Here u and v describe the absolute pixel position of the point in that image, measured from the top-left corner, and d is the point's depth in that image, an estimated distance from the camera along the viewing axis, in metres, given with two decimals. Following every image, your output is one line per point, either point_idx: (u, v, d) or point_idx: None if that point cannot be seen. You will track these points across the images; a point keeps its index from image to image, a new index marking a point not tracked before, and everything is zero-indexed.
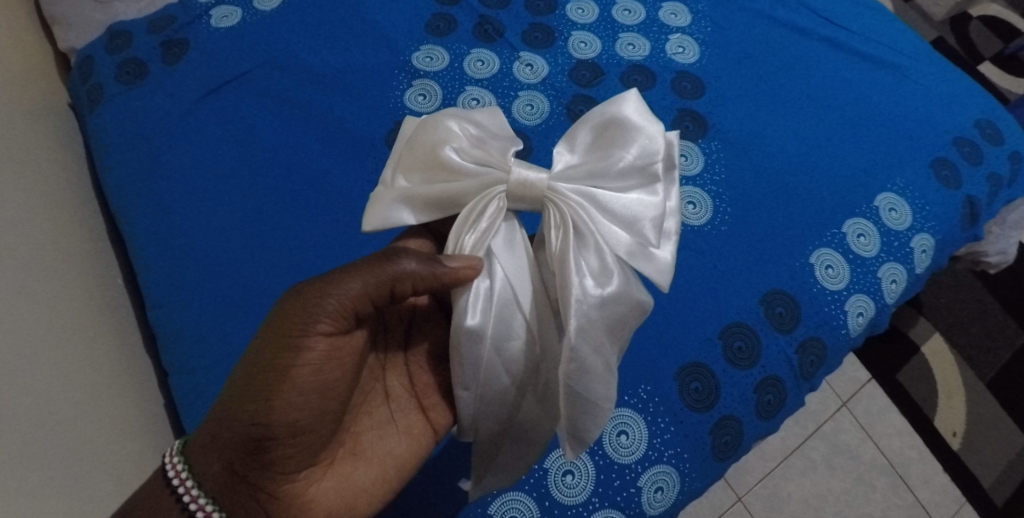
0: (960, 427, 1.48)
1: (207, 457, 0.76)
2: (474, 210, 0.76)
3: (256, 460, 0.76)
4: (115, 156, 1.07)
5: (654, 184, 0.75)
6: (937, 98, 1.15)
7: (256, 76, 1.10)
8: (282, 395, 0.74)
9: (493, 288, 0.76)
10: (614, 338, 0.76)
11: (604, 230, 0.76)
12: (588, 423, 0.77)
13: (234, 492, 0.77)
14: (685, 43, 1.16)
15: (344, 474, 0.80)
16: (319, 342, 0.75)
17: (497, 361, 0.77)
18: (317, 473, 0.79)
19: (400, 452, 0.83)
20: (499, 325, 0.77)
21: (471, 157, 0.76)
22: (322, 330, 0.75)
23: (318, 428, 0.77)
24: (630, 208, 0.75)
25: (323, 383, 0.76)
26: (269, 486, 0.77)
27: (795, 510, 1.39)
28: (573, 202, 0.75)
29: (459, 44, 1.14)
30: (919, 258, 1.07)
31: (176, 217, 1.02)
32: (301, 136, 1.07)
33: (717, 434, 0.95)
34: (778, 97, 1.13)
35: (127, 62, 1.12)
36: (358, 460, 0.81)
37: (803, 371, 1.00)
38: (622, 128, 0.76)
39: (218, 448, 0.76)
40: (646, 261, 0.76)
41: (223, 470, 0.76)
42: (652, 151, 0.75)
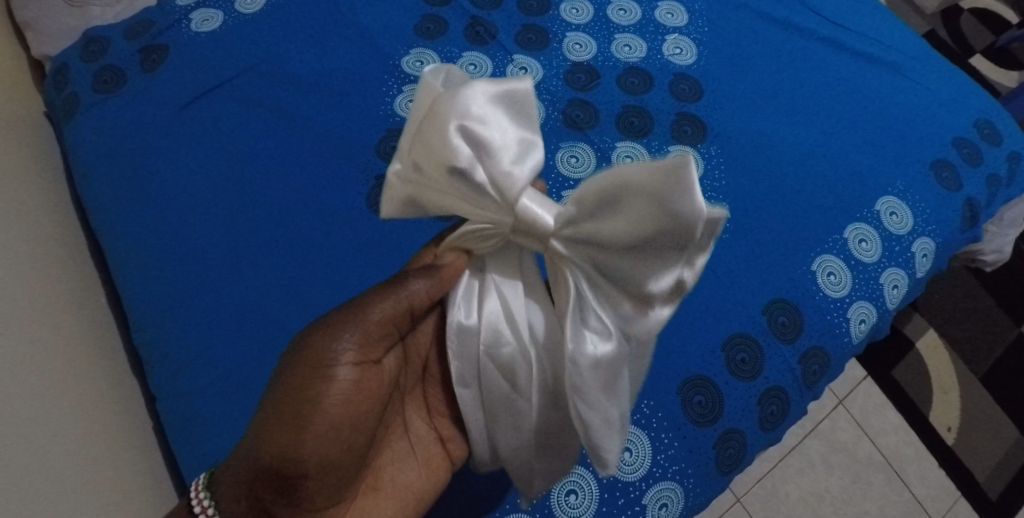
0: (954, 422, 1.48)
1: (234, 494, 0.73)
2: (478, 230, 0.70)
3: (285, 495, 0.73)
4: (94, 168, 1.03)
5: (676, 264, 0.62)
6: (935, 100, 1.14)
7: (241, 82, 1.06)
8: (311, 428, 0.71)
9: (495, 311, 0.74)
10: (613, 392, 0.71)
11: (610, 299, 0.68)
12: (606, 443, 0.71)
13: None
14: (681, 43, 1.14)
15: (366, 507, 0.79)
16: (348, 372, 0.73)
17: (494, 368, 0.74)
18: (342, 507, 0.78)
19: (418, 484, 0.82)
20: (495, 334, 0.73)
21: (486, 179, 0.65)
22: (349, 359, 0.73)
23: (345, 462, 0.74)
24: (644, 284, 0.64)
25: (353, 415, 0.74)
26: None
27: (793, 509, 1.39)
28: (576, 265, 0.68)
29: (451, 47, 1.10)
30: (920, 262, 1.06)
31: (160, 234, 0.98)
32: (289, 145, 1.03)
33: (721, 447, 0.93)
34: (778, 100, 1.11)
35: (103, 70, 1.07)
36: (379, 494, 0.80)
37: (806, 380, 0.98)
38: (645, 194, 0.61)
39: (244, 484, 0.73)
40: (644, 325, 0.67)
41: (250, 509, 0.74)
42: (678, 225, 0.60)
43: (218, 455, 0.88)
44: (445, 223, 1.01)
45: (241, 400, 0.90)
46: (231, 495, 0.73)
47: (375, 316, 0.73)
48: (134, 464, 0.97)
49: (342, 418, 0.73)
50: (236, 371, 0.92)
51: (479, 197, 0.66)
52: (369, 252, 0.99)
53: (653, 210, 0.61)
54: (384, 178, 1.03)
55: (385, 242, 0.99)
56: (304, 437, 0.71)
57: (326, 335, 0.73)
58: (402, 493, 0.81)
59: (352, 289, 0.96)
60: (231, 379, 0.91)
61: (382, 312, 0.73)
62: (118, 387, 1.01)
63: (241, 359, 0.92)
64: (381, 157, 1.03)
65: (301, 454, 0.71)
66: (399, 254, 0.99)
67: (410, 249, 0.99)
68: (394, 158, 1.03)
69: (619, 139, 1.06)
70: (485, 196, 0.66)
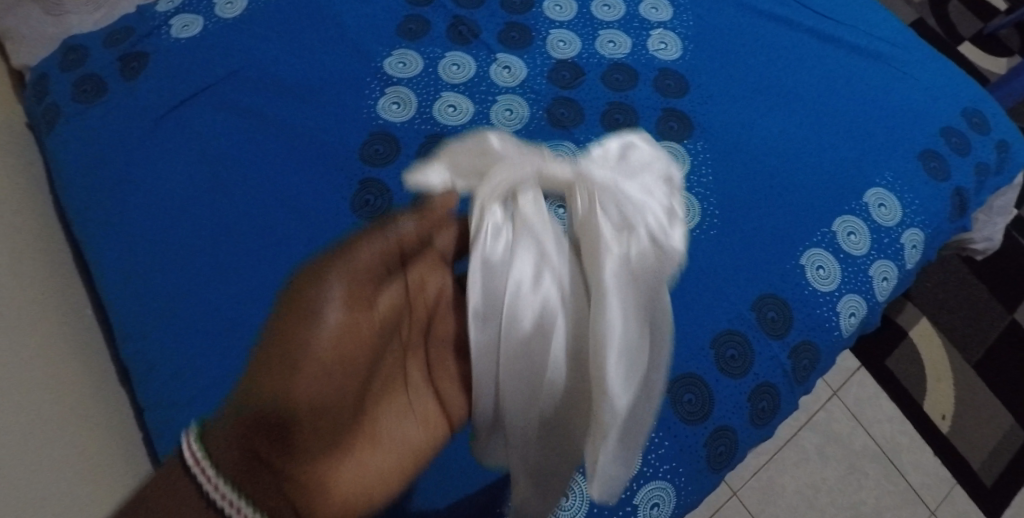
0: (948, 410, 1.48)
1: (226, 439, 0.66)
2: (505, 180, 0.75)
3: (278, 443, 0.66)
4: (77, 178, 1.02)
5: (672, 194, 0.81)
6: (922, 89, 1.13)
7: (223, 88, 1.05)
8: (302, 373, 0.66)
9: (529, 236, 0.75)
10: (645, 288, 0.75)
11: (627, 217, 0.76)
12: (635, 376, 0.72)
13: (254, 479, 0.66)
14: (666, 38, 1.13)
15: (363, 461, 0.72)
16: (345, 311, 0.69)
17: (525, 296, 0.74)
18: (338, 459, 0.71)
19: (416, 441, 0.77)
20: (527, 264, 0.75)
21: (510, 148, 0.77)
22: (337, 298, 0.69)
23: (342, 401, 0.70)
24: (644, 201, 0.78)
25: (344, 355, 0.69)
26: (290, 470, 0.68)
27: (789, 501, 1.39)
28: (597, 185, 0.77)
29: (433, 47, 1.09)
30: (910, 253, 1.06)
31: (144, 244, 0.98)
32: (272, 151, 1.03)
33: (713, 445, 0.93)
34: (765, 93, 1.11)
35: (84, 80, 1.07)
36: (375, 447, 0.74)
37: (796, 376, 0.98)
38: (636, 152, 0.81)
39: (237, 429, 0.66)
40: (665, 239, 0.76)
41: (244, 457, 0.66)
42: (667, 173, 0.82)
43: None
44: None
45: None
46: (226, 452, 0.66)
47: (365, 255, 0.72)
48: (125, 474, 0.97)
49: (344, 358, 0.69)
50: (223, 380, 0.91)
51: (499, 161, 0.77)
52: None
53: (648, 155, 0.82)
54: (370, 183, 1.01)
55: None
56: (296, 378, 0.66)
57: (324, 274, 0.69)
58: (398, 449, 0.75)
59: None
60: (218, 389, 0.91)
61: (372, 249, 0.73)
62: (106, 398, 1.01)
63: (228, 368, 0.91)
64: (364, 161, 1.02)
65: (294, 397, 0.66)
66: None
67: None
68: (379, 162, 1.02)
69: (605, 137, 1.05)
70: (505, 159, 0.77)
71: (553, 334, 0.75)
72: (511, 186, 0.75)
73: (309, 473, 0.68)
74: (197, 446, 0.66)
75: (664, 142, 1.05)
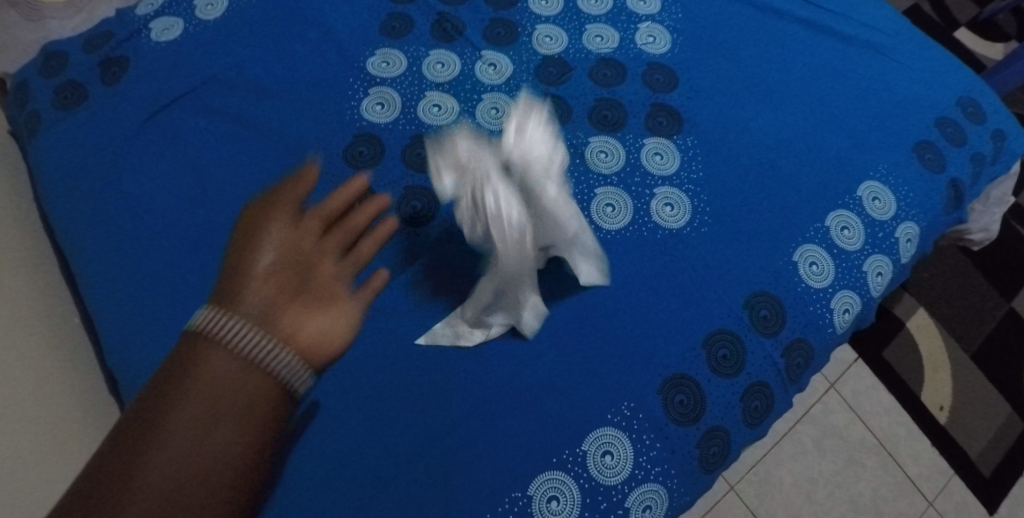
0: (946, 400, 1.47)
1: (192, 352, 0.67)
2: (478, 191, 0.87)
3: (204, 344, 0.67)
4: (59, 186, 1.00)
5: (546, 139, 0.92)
6: (916, 78, 1.11)
7: (205, 92, 1.04)
8: (244, 281, 0.70)
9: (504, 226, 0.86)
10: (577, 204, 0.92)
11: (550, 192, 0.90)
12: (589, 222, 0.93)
13: (191, 364, 0.66)
14: (655, 31, 1.11)
15: (309, 314, 0.70)
16: (277, 253, 0.72)
17: (510, 246, 0.86)
18: (289, 320, 0.69)
19: (356, 305, 0.74)
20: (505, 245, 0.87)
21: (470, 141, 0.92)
22: (269, 244, 0.73)
23: (269, 279, 0.70)
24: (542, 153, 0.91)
25: (288, 248, 0.73)
26: (223, 360, 0.66)
27: (786, 495, 1.38)
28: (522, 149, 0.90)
29: (417, 45, 1.07)
30: (904, 248, 1.04)
31: (127, 252, 0.96)
32: (255, 155, 1.01)
33: (705, 446, 0.92)
34: (755, 85, 1.09)
35: (64, 85, 1.05)
36: (325, 306, 0.72)
37: (789, 374, 0.97)
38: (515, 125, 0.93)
39: (180, 360, 0.67)
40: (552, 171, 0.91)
41: (191, 366, 0.66)
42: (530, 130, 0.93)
43: None
44: (416, 228, 0.97)
45: None
46: (238, 311, 0.68)
47: (296, 191, 0.77)
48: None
49: (298, 265, 0.73)
50: None
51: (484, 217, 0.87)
52: None
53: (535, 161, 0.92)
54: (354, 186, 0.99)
55: None
56: (241, 287, 0.70)
57: (264, 220, 0.74)
58: (350, 314, 0.73)
59: None
60: None
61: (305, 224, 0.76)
62: (95, 408, 0.99)
63: None
64: (349, 163, 1.00)
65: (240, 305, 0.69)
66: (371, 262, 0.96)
67: (382, 258, 0.96)
68: (362, 164, 1.00)
69: (593, 134, 1.03)
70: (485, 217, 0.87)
71: (528, 229, 0.87)
72: (485, 203, 0.86)
73: (237, 362, 0.66)
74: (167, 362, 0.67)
75: (653, 138, 1.03)
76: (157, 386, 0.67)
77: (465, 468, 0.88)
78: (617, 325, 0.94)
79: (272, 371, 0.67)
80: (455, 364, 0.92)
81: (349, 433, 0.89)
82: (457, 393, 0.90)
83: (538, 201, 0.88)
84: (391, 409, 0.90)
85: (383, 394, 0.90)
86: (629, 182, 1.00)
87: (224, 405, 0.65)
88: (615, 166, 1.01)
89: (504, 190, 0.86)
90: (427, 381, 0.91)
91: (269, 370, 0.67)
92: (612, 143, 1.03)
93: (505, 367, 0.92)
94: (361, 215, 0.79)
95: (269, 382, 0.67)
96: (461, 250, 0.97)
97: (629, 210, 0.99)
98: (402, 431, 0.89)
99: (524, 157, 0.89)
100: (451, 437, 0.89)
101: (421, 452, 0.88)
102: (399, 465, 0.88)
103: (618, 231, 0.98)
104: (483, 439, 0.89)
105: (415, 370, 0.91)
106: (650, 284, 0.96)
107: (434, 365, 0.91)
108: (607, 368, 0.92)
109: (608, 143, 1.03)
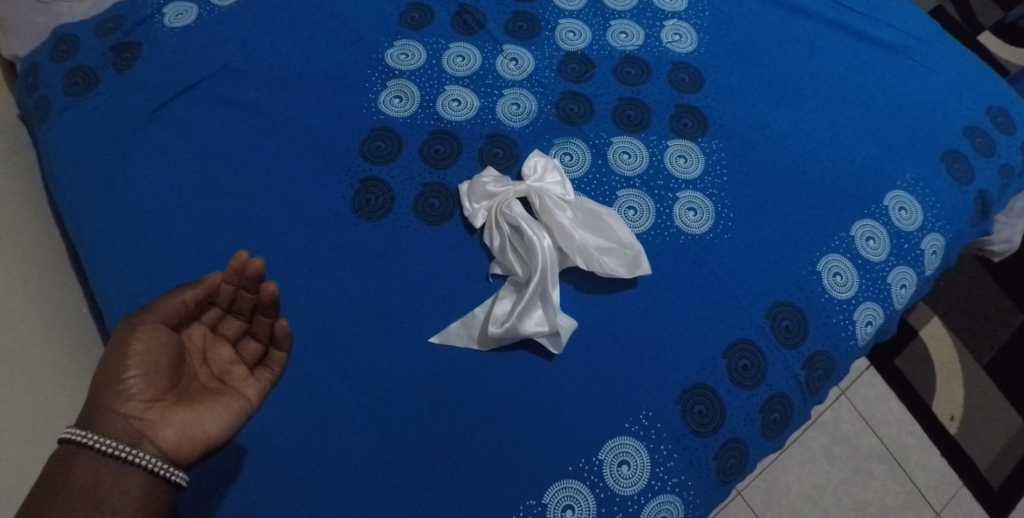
0: (957, 410, 1.45)
1: (76, 455, 0.69)
2: (500, 244, 0.92)
3: (88, 452, 0.69)
4: (68, 174, 0.98)
5: (550, 174, 0.96)
6: (946, 86, 1.09)
7: (219, 80, 1.01)
8: (116, 383, 0.71)
9: (520, 265, 0.91)
10: (594, 227, 0.93)
11: (559, 224, 0.92)
12: (612, 232, 0.93)
13: (77, 464, 0.68)
14: (680, 29, 1.09)
15: (197, 426, 0.72)
16: (159, 340, 0.73)
17: (525, 271, 0.91)
18: (163, 418, 0.71)
19: (240, 392, 0.76)
20: (520, 275, 0.91)
21: (483, 200, 0.94)
22: (150, 333, 0.73)
23: (153, 386, 0.72)
24: (552, 190, 0.94)
25: (163, 350, 0.73)
26: (106, 465, 0.69)
27: (794, 502, 1.36)
28: (529, 188, 0.94)
29: (437, 38, 1.05)
30: (929, 260, 1.02)
31: (137, 243, 0.94)
32: (268, 146, 0.98)
33: (723, 458, 0.90)
34: (781, 88, 1.06)
35: (74, 71, 1.02)
36: (208, 408, 0.73)
37: (810, 386, 0.95)
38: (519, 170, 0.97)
39: (69, 460, 0.69)
40: (566, 201, 0.94)
41: (73, 464, 0.68)
42: (537, 164, 0.96)
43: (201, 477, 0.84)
44: (434, 225, 0.95)
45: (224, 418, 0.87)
46: (112, 424, 0.69)
47: (177, 300, 0.75)
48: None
49: (171, 365, 0.73)
50: None
51: (505, 259, 0.92)
52: (354, 261, 0.93)
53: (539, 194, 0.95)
54: (370, 182, 0.96)
55: (371, 249, 0.94)
56: (114, 384, 0.71)
57: (139, 328, 0.73)
58: (240, 406, 0.75)
59: (338, 298, 0.92)
60: None
61: (188, 333, 0.78)
62: None
63: None
64: (365, 158, 0.98)
65: (110, 416, 0.70)
66: (386, 260, 0.93)
67: (398, 256, 0.93)
68: (379, 159, 0.97)
69: (615, 135, 1.01)
70: (507, 260, 0.92)
71: (546, 247, 0.90)
72: (503, 252, 0.92)
73: (118, 459, 0.69)
74: (55, 463, 0.69)
75: (677, 140, 1.01)
76: (39, 491, 0.67)
77: (479, 474, 0.86)
78: (636, 332, 0.92)
79: (143, 461, 0.69)
80: (470, 367, 0.89)
81: (361, 435, 0.87)
82: (472, 397, 0.88)
83: (536, 252, 0.89)
84: (405, 412, 0.88)
85: (396, 396, 0.88)
86: (651, 185, 0.98)
87: (103, 501, 0.67)
88: (638, 168, 0.99)
89: (515, 221, 0.91)
90: (441, 384, 0.89)
91: (140, 466, 0.69)
92: (635, 144, 1.00)
93: (521, 372, 0.90)
94: (242, 294, 0.77)
95: (141, 479, 0.69)
96: (479, 250, 0.94)
97: (651, 213, 0.97)
98: (415, 435, 0.87)
99: (533, 194, 0.94)
100: (465, 443, 0.87)
101: (434, 457, 0.86)
102: (411, 470, 0.86)
103: (640, 234, 0.96)
104: (498, 445, 0.87)
105: (429, 373, 0.89)
106: (671, 291, 0.94)
107: (449, 368, 0.89)
108: (625, 376, 0.90)
109: (631, 144, 1.00)
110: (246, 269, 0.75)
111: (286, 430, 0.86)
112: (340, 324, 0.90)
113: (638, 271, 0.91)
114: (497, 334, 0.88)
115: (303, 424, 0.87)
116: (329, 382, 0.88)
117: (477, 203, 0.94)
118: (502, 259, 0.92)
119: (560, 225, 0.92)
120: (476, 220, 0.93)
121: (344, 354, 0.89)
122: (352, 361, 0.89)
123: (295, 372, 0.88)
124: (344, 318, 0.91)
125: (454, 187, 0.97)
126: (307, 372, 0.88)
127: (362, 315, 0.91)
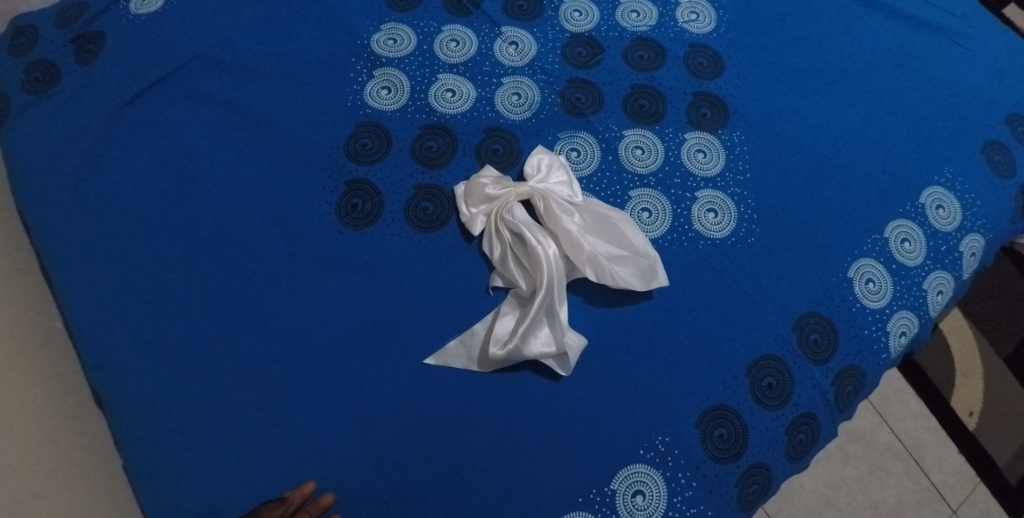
0: (977, 405, 1.31)
1: None
2: (501, 254, 0.83)
3: None
4: (31, 179, 0.88)
5: (555, 173, 0.86)
6: (986, 70, 1.00)
7: (190, 73, 0.91)
8: None
9: (521, 279, 0.82)
10: (606, 233, 0.84)
11: (567, 232, 0.83)
12: (627, 238, 0.84)
13: None
14: (698, 7, 0.99)
15: None
16: None
17: (526, 284, 0.82)
18: None
19: None
20: (521, 291, 0.83)
21: (479, 204, 0.85)
22: None
23: None
24: (555, 192, 0.85)
25: None
26: None
27: (810, 505, 1.23)
28: (530, 191, 0.85)
29: (429, 20, 0.95)
30: (967, 262, 0.94)
31: (106, 256, 0.84)
32: (247, 145, 0.88)
33: (745, 484, 0.83)
34: (810, 73, 0.97)
35: (34, 65, 0.92)
36: None
37: (838, 403, 0.87)
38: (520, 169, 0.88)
39: None
40: (572, 203, 0.85)
41: None
42: (541, 163, 0.86)
43: (190, 512, 0.77)
44: (427, 232, 0.86)
45: (209, 450, 0.79)
46: None
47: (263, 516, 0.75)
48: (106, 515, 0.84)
49: None
50: (205, 416, 0.80)
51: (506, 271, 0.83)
52: (341, 273, 0.84)
53: None
54: (357, 184, 0.87)
55: (360, 260, 0.85)
56: None
57: None
58: None
59: (326, 315, 0.83)
60: (196, 426, 0.79)
61: None
62: (78, 427, 0.88)
63: (206, 401, 0.80)
64: (351, 158, 0.88)
65: None
66: (377, 272, 0.84)
67: (389, 267, 0.84)
68: (366, 159, 0.88)
69: (626, 127, 0.91)
70: (507, 273, 0.83)
71: (551, 259, 0.81)
72: (503, 263, 0.83)
73: None
74: None
75: (695, 132, 0.92)
76: None
77: (484, 509, 0.78)
78: (651, 347, 0.84)
79: None
80: (471, 389, 0.81)
81: (354, 467, 0.79)
82: (474, 423, 0.80)
83: (540, 263, 0.81)
84: (401, 442, 0.79)
85: (390, 425, 0.80)
86: (667, 183, 0.89)
87: None
88: (652, 164, 0.90)
89: (516, 228, 0.83)
90: (439, 408, 0.81)
91: None
92: (649, 137, 0.91)
93: (525, 395, 0.81)
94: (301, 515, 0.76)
95: None
96: (478, 260, 0.85)
97: (667, 216, 0.88)
98: (411, 467, 0.79)
99: (536, 196, 0.85)
100: (466, 475, 0.79)
101: (434, 490, 0.78)
102: (409, 505, 0.78)
103: (655, 240, 0.87)
104: (504, 477, 0.79)
105: (426, 397, 0.81)
106: (689, 302, 0.85)
107: (448, 391, 0.81)
108: (641, 398, 0.82)
109: (645, 138, 0.91)
110: (318, 501, 0.76)
111: (272, 461, 0.79)
112: (329, 345, 0.82)
113: (656, 282, 0.83)
114: (500, 356, 0.80)
115: (288, 456, 0.79)
116: (317, 409, 0.80)
117: (474, 207, 0.85)
118: (503, 272, 0.83)
119: (566, 232, 0.83)
120: (473, 227, 0.84)
121: (331, 377, 0.81)
122: (342, 385, 0.81)
123: (280, 399, 0.80)
124: (332, 338, 0.82)
125: (449, 188, 0.87)
126: (293, 398, 0.80)
127: (352, 333, 0.82)
